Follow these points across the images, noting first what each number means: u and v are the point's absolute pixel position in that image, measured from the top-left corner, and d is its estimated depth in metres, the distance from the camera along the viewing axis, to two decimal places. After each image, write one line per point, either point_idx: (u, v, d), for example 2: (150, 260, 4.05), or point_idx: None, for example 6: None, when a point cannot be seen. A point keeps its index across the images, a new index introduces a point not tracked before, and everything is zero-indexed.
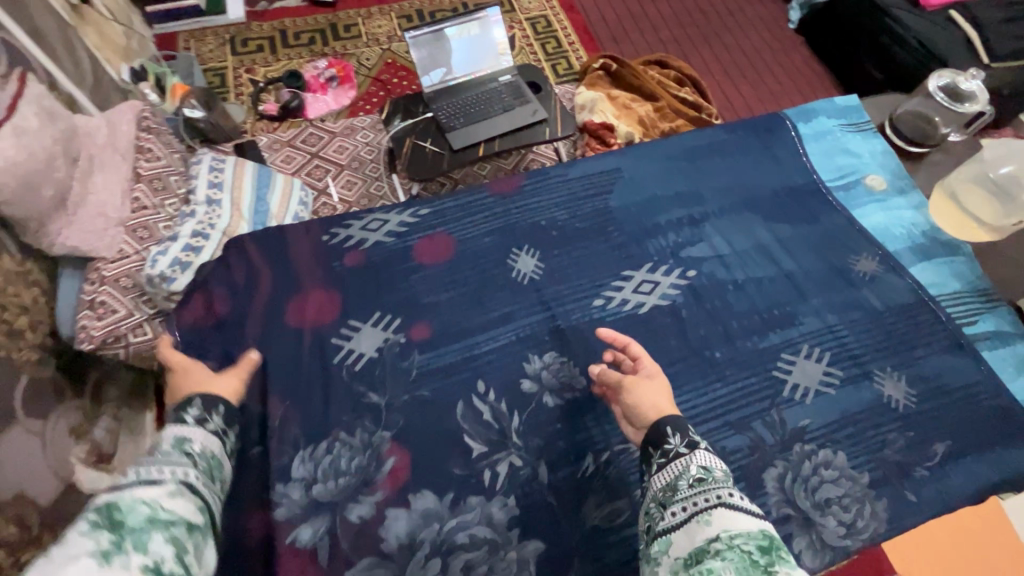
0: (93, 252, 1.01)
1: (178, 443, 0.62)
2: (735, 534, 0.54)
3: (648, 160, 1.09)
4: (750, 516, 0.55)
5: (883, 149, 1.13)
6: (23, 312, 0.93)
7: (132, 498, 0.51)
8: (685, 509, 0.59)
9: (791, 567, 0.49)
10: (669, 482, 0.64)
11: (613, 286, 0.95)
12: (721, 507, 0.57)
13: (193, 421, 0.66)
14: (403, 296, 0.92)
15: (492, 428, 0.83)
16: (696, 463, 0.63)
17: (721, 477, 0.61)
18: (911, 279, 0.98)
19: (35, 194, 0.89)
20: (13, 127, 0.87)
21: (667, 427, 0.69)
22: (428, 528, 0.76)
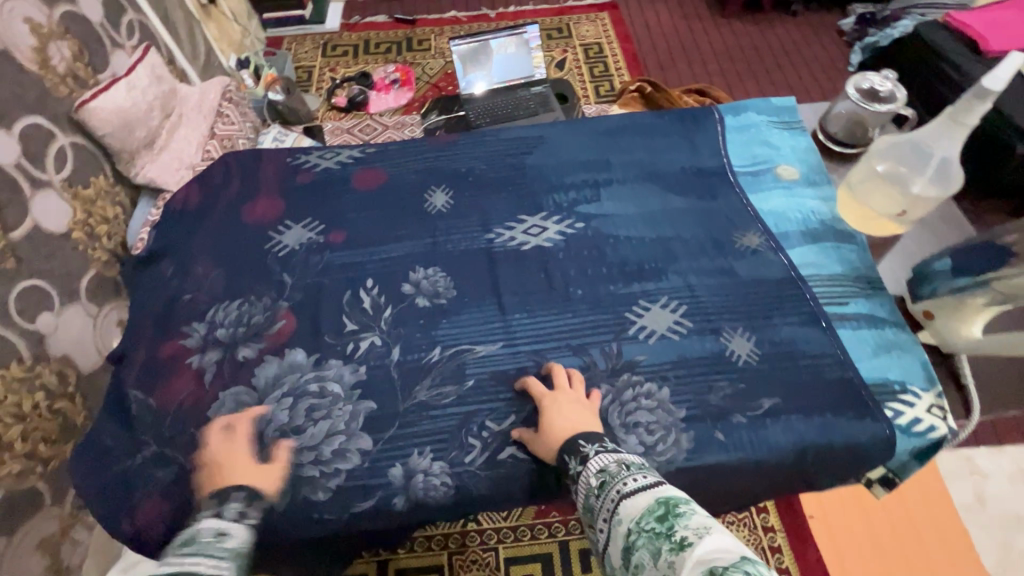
0: (165, 185, 1.34)
1: (217, 537, 0.64)
2: (638, 519, 0.58)
3: (575, 133, 1.24)
4: (644, 492, 0.61)
5: (805, 146, 1.19)
6: (104, 222, 1.24)
7: None
8: (604, 521, 0.63)
9: (688, 523, 0.54)
10: (585, 503, 0.68)
11: (506, 226, 1.10)
12: (621, 502, 0.62)
13: (230, 521, 0.68)
14: (332, 209, 1.13)
15: (366, 314, 1.00)
16: (593, 472, 0.68)
17: (616, 470, 0.67)
18: (786, 258, 1.03)
19: (130, 134, 1.27)
20: (127, 84, 1.28)
21: (566, 454, 0.74)
22: (291, 374, 0.93)
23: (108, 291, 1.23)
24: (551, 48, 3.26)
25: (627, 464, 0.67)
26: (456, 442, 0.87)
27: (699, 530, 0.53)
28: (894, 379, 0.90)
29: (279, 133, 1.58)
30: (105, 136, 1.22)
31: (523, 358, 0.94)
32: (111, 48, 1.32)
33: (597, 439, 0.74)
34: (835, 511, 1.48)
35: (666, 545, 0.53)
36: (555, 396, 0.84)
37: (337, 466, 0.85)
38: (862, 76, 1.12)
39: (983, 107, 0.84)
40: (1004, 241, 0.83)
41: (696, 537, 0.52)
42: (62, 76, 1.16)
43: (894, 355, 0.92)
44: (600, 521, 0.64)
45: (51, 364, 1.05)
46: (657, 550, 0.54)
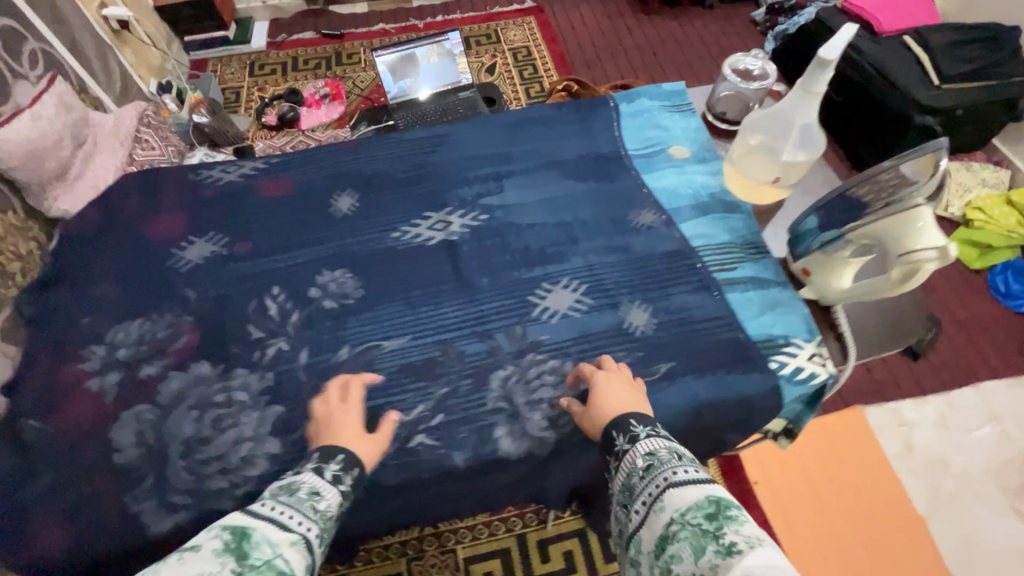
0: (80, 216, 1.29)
1: (310, 495, 0.67)
2: (685, 511, 0.58)
3: (477, 129, 1.27)
4: (694, 485, 0.61)
5: (695, 126, 1.25)
6: (13, 260, 1.19)
7: (260, 534, 0.57)
8: (643, 503, 0.64)
9: (737, 527, 0.54)
10: (624, 482, 0.68)
11: (413, 223, 1.12)
12: (667, 490, 0.62)
13: (330, 479, 0.70)
14: (236, 221, 1.13)
15: (273, 320, 1.00)
16: (641, 453, 0.69)
17: (666, 457, 0.66)
18: (678, 232, 1.09)
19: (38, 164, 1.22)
20: (31, 114, 1.24)
21: (614, 431, 0.74)
22: (195, 387, 0.92)
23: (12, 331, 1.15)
24: (480, 55, 3.32)
25: (678, 454, 0.66)
26: (364, 436, 0.87)
27: (750, 540, 0.52)
28: (778, 333, 0.96)
29: None
30: (13, 169, 1.19)
31: (430, 348, 0.96)
32: (11, 79, 1.28)
33: (649, 423, 0.74)
34: (774, 472, 1.65)
35: (708, 541, 0.54)
36: (608, 375, 0.84)
37: (245, 474, 0.84)
38: (735, 55, 1.19)
39: (828, 76, 0.91)
40: (855, 194, 0.91)
41: (746, 544, 0.51)
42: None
43: (779, 312, 0.98)
44: (639, 501, 0.64)
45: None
46: (701, 545, 0.54)
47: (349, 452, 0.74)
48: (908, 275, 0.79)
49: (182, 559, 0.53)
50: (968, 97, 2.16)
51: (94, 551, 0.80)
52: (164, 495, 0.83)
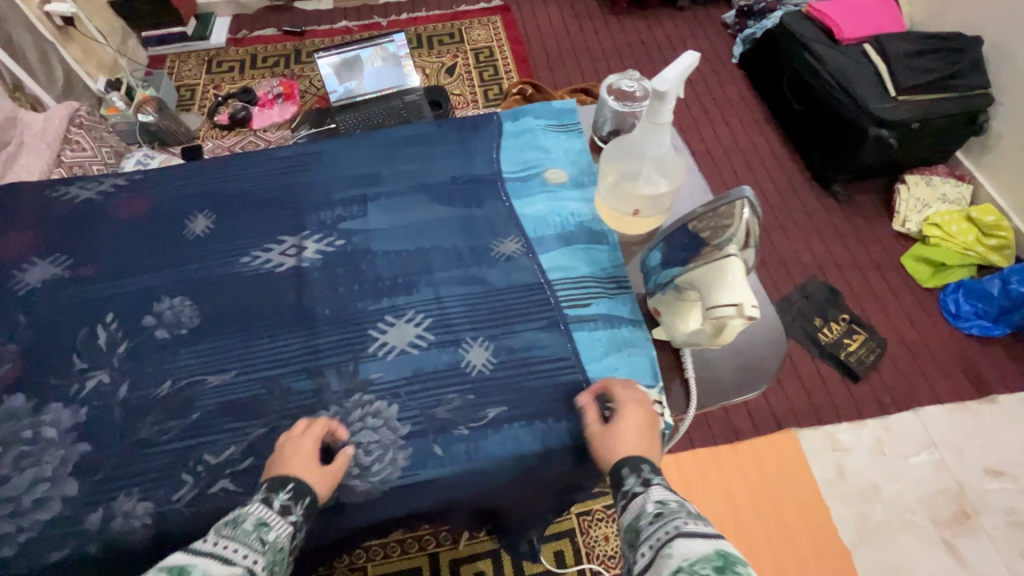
0: None
1: (257, 527, 0.69)
2: (693, 561, 0.58)
3: (352, 147, 1.22)
4: (705, 539, 0.61)
5: (578, 148, 1.20)
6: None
7: (202, 570, 0.61)
8: (650, 546, 0.63)
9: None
10: (633, 522, 0.68)
11: (265, 248, 1.07)
12: (678, 538, 0.61)
13: (278, 508, 0.73)
14: (84, 242, 1.09)
15: (100, 351, 0.96)
16: (652, 499, 0.69)
17: (676, 507, 0.67)
18: (537, 264, 1.04)
19: None
20: None
21: (625, 468, 0.75)
22: (5, 422, 0.89)
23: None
24: (442, 54, 3.25)
25: (689, 508, 0.67)
26: (167, 480, 0.84)
27: None
28: (619, 378, 0.91)
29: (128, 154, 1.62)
30: None
31: (254, 385, 0.92)
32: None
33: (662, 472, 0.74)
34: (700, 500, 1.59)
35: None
36: (630, 409, 0.82)
37: (35, 517, 0.81)
38: (614, 76, 1.13)
39: (668, 108, 0.85)
40: (693, 228, 0.81)
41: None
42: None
43: (625, 354, 0.93)
44: (645, 544, 0.64)
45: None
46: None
47: (301, 481, 0.77)
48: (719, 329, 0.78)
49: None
50: (923, 111, 1.98)
51: None
52: None
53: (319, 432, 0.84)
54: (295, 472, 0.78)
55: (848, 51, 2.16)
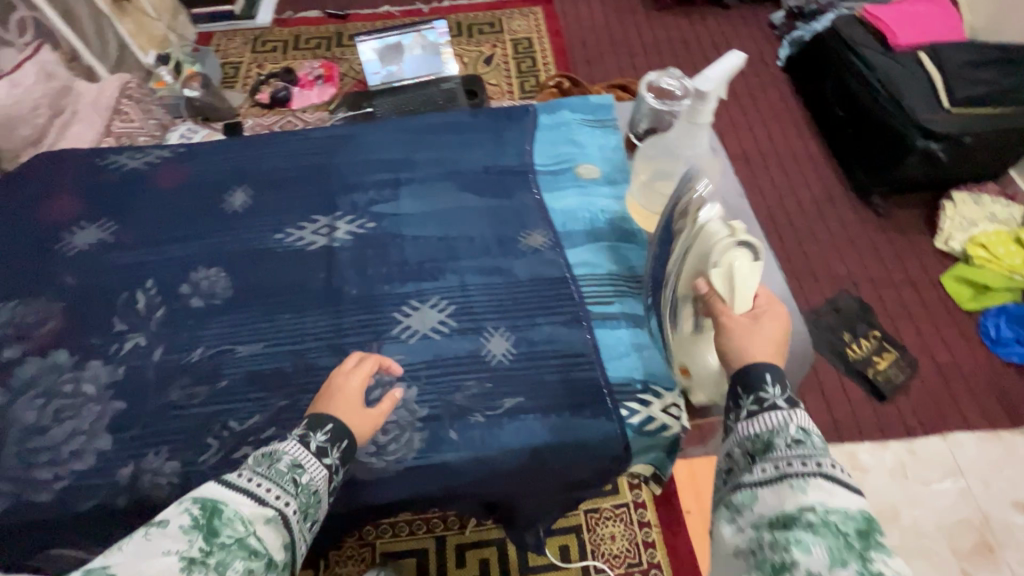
0: None
1: (292, 469, 0.70)
2: (831, 511, 0.55)
3: (388, 131, 1.23)
4: (847, 492, 0.57)
5: (613, 146, 1.19)
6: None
7: (233, 511, 0.63)
8: (777, 469, 0.60)
9: (887, 560, 0.51)
10: (761, 434, 0.64)
11: (298, 226, 1.10)
12: (817, 480, 0.58)
13: (315, 449, 0.73)
14: (128, 209, 1.13)
15: (138, 314, 1.00)
16: (794, 424, 0.63)
17: (821, 445, 0.62)
18: (564, 258, 1.04)
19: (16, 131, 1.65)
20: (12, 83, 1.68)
21: (770, 376, 0.67)
22: (48, 375, 0.94)
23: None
24: (481, 44, 3.24)
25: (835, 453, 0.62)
26: (193, 443, 0.87)
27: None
28: (638, 378, 0.90)
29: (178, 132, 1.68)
30: None
31: (279, 358, 0.95)
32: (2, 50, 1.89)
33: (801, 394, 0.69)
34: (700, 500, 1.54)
35: (853, 556, 0.51)
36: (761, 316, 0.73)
37: (70, 467, 0.85)
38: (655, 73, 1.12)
39: (708, 107, 0.85)
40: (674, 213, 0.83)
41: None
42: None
43: (646, 354, 0.93)
44: (770, 463, 0.61)
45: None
46: (842, 558, 0.51)
47: (338, 423, 0.77)
48: (727, 300, 0.74)
49: (148, 535, 0.59)
50: (979, 123, 1.89)
51: None
52: None
53: (368, 371, 0.83)
54: (332, 414, 0.77)
55: (900, 58, 2.08)
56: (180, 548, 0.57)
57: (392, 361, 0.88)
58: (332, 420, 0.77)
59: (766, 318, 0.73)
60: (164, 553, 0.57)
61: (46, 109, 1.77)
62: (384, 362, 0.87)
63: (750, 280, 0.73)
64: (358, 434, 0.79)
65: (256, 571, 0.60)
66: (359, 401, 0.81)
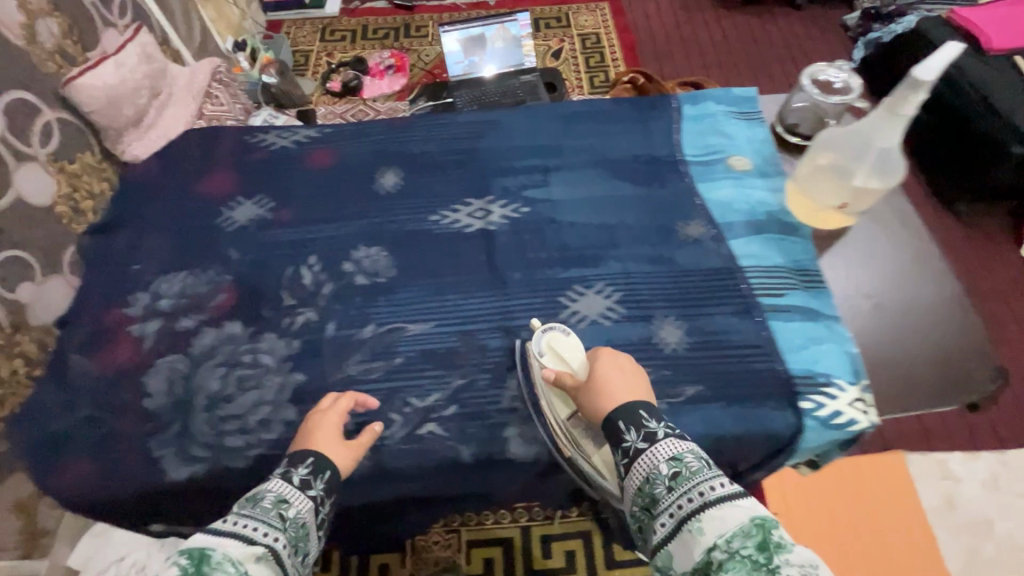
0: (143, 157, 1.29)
1: (277, 504, 0.68)
2: (729, 536, 0.59)
3: (531, 117, 1.23)
4: (732, 504, 0.62)
5: (761, 138, 1.17)
6: (90, 197, 1.20)
7: (221, 553, 0.60)
8: (671, 518, 0.64)
9: (789, 556, 0.57)
10: (644, 485, 0.68)
11: (452, 208, 1.10)
12: (708, 509, 0.62)
13: (298, 484, 0.71)
14: (283, 186, 1.15)
15: (306, 289, 1.01)
16: (664, 460, 0.68)
17: (695, 468, 0.66)
18: (727, 249, 1.03)
19: (117, 112, 1.25)
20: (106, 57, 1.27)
21: (622, 423, 0.72)
22: (226, 345, 0.95)
23: (23, 270, 1.02)
24: (548, 39, 3.21)
25: (708, 465, 0.66)
26: (377, 417, 0.88)
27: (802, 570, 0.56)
28: (819, 371, 0.89)
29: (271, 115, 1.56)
30: (92, 112, 1.20)
31: (451, 337, 0.96)
32: (101, 26, 1.31)
33: (661, 417, 0.73)
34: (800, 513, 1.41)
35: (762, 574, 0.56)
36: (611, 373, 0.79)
37: (261, 436, 0.87)
38: (817, 66, 1.10)
39: (919, 100, 0.84)
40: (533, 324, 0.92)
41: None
42: (48, 52, 1.15)
43: (824, 347, 0.92)
44: (665, 514, 0.64)
45: (29, 333, 1.01)
46: None
47: (320, 456, 0.75)
48: (567, 370, 0.83)
49: None
50: None
51: (110, 492, 0.84)
52: (185, 446, 0.87)
53: (345, 407, 0.84)
54: (314, 448, 0.76)
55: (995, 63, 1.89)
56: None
57: (367, 396, 0.87)
58: (314, 454, 0.76)
59: (598, 370, 0.79)
60: None
61: (143, 92, 1.31)
62: (362, 399, 0.86)
63: (573, 350, 0.85)
64: (342, 466, 0.78)
65: None
66: (339, 434, 0.80)
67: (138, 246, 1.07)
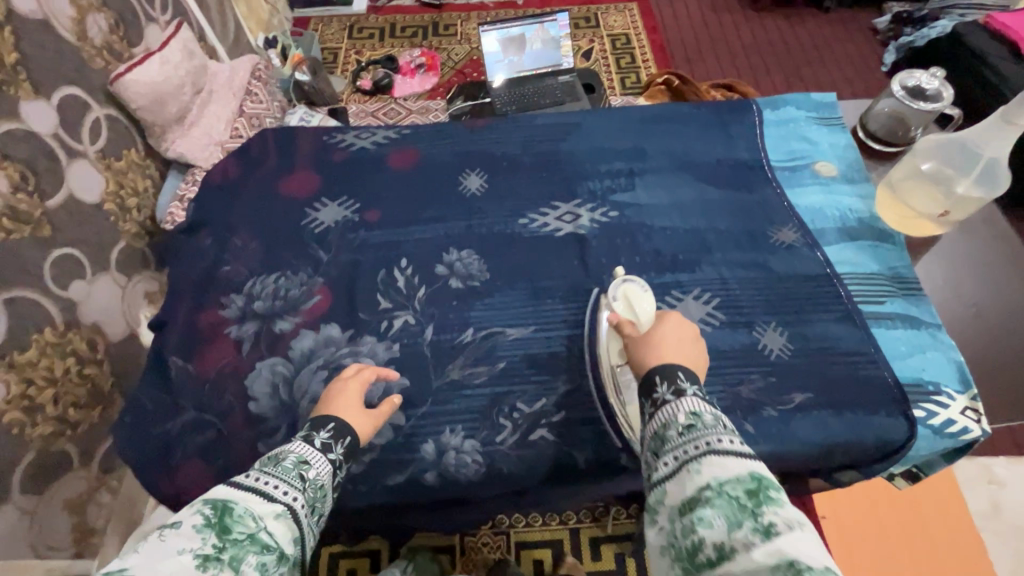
0: (194, 160, 1.36)
1: (297, 464, 0.66)
2: (723, 481, 0.55)
3: (610, 120, 1.23)
4: (737, 457, 0.57)
5: (846, 143, 1.17)
6: (133, 195, 1.27)
7: (244, 508, 0.58)
8: (674, 459, 0.60)
9: (777, 508, 0.52)
10: (657, 430, 0.64)
11: (539, 212, 1.10)
12: (710, 456, 0.57)
13: (320, 446, 0.70)
14: (367, 187, 1.14)
15: (401, 292, 1.01)
16: (683, 410, 0.63)
17: (710, 421, 0.61)
18: (821, 255, 1.02)
19: (162, 109, 1.30)
20: (160, 57, 1.31)
21: (656, 375, 0.67)
22: (325, 348, 0.95)
23: (75, 267, 1.10)
24: (576, 38, 2.93)
25: (724, 421, 0.61)
26: (486, 422, 0.88)
27: (791, 522, 0.51)
28: (927, 379, 0.90)
29: (305, 113, 1.55)
30: (138, 109, 1.26)
31: (553, 342, 0.95)
32: (145, 22, 1.36)
33: (697, 381, 0.67)
34: (846, 514, 1.32)
35: (746, 518, 0.52)
36: (666, 328, 0.75)
37: (371, 441, 0.87)
38: (910, 73, 1.10)
39: None
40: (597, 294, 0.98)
41: (787, 526, 0.50)
42: (97, 48, 1.20)
43: (929, 356, 0.92)
44: (669, 455, 0.60)
45: (81, 332, 1.10)
46: (737, 521, 0.52)
47: (340, 422, 0.74)
48: (630, 320, 0.83)
49: (163, 536, 0.53)
50: None
51: None
52: None
53: (368, 377, 0.82)
54: (334, 415, 0.75)
55: None
56: (193, 546, 0.52)
57: (387, 369, 0.87)
58: (334, 420, 0.74)
59: (657, 328, 0.75)
60: (182, 554, 0.51)
61: (187, 89, 1.36)
62: (382, 372, 0.86)
63: (644, 302, 0.89)
64: (361, 433, 0.76)
65: (269, 566, 0.56)
66: (361, 402, 0.79)
67: (226, 248, 1.06)
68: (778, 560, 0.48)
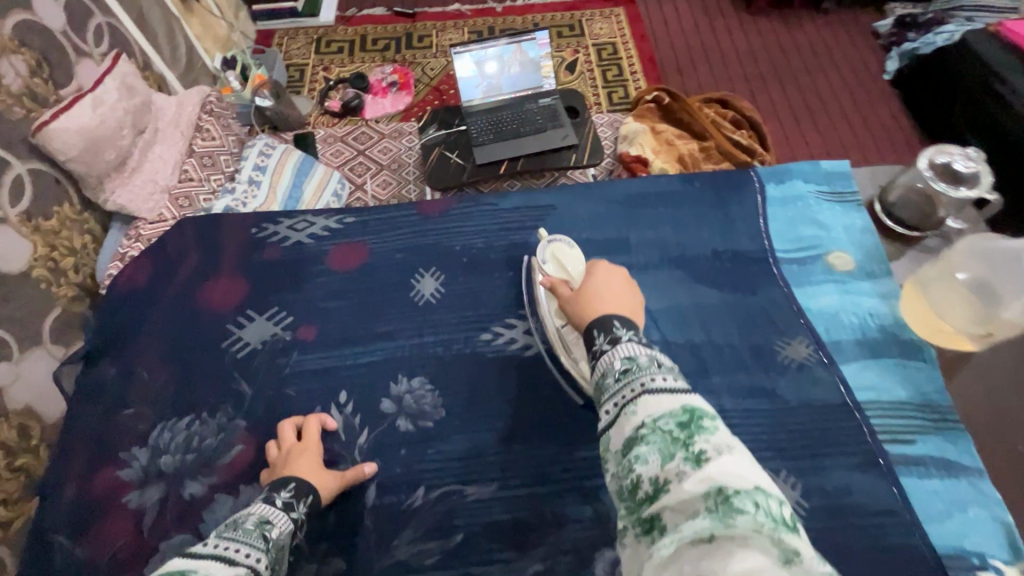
0: (138, 212, 1.18)
1: (259, 525, 0.65)
2: (658, 416, 0.49)
3: (590, 201, 1.05)
4: (671, 392, 0.51)
5: (862, 226, 1.01)
6: (69, 254, 1.07)
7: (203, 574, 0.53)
8: (612, 405, 0.53)
9: (709, 437, 0.46)
10: (598, 383, 0.58)
11: (505, 323, 0.93)
12: (643, 395, 0.51)
13: (281, 506, 0.70)
14: (301, 294, 0.97)
15: (338, 438, 0.84)
16: (619, 357, 0.57)
17: (646, 362, 0.55)
18: (839, 377, 0.86)
19: (98, 156, 1.09)
20: (93, 99, 1.10)
21: (594, 328, 0.63)
22: None
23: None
24: (557, 48, 2.47)
25: (660, 360, 0.55)
26: None
27: (723, 448, 0.45)
28: (971, 549, 0.74)
29: (266, 144, 1.36)
30: (70, 160, 1.05)
31: (519, 505, 0.79)
32: (75, 57, 1.14)
33: (635, 329, 0.62)
34: None
35: (679, 451, 0.45)
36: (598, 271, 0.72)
37: None
38: (942, 149, 0.94)
39: None
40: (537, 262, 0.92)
41: (717, 452, 0.44)
42: (15, 95, 0.99)
43: (972, 516, 0.76)
44: (608, 402, 0.54)
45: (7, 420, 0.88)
46: (669, 455, 0.46)
47: (301, 481, 0.74)
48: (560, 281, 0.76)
49: None
50: None
51: None
52: None
53: (314, 428, 0.82)
54: (293, 474, 0.74)
55: None
56: None
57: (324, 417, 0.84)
58: (296, 479, 0.74)
59: (588, 282, 0.70)
60: None
61: (127, 131, 1.16)
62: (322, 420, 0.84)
63: (573, 258, 0.90)
64: (321, 493, 0.76)
65: None
66: (321, 461, 0.78)
67: (133, 384, 0.89)
68: (708, 487, 0.42)
